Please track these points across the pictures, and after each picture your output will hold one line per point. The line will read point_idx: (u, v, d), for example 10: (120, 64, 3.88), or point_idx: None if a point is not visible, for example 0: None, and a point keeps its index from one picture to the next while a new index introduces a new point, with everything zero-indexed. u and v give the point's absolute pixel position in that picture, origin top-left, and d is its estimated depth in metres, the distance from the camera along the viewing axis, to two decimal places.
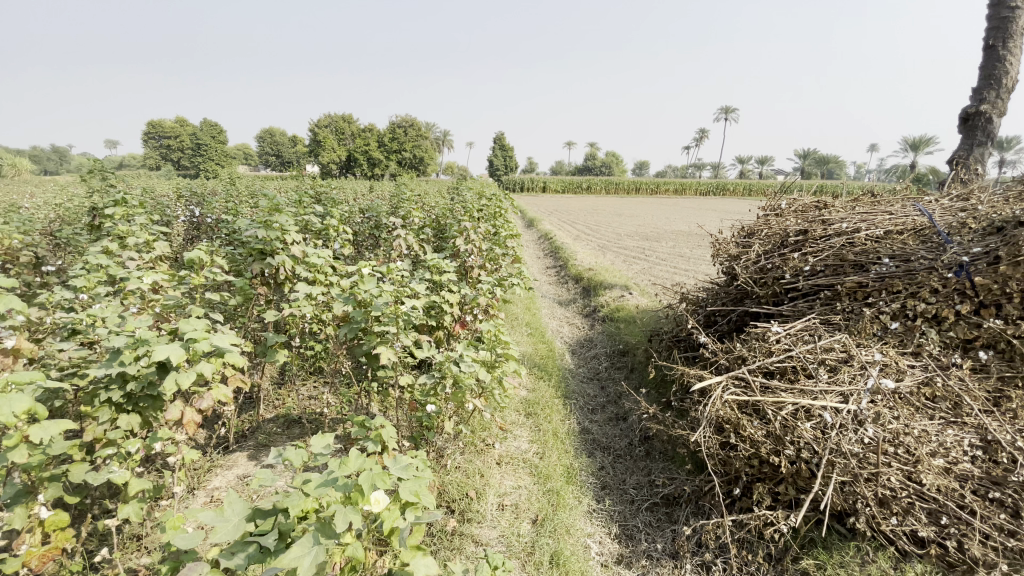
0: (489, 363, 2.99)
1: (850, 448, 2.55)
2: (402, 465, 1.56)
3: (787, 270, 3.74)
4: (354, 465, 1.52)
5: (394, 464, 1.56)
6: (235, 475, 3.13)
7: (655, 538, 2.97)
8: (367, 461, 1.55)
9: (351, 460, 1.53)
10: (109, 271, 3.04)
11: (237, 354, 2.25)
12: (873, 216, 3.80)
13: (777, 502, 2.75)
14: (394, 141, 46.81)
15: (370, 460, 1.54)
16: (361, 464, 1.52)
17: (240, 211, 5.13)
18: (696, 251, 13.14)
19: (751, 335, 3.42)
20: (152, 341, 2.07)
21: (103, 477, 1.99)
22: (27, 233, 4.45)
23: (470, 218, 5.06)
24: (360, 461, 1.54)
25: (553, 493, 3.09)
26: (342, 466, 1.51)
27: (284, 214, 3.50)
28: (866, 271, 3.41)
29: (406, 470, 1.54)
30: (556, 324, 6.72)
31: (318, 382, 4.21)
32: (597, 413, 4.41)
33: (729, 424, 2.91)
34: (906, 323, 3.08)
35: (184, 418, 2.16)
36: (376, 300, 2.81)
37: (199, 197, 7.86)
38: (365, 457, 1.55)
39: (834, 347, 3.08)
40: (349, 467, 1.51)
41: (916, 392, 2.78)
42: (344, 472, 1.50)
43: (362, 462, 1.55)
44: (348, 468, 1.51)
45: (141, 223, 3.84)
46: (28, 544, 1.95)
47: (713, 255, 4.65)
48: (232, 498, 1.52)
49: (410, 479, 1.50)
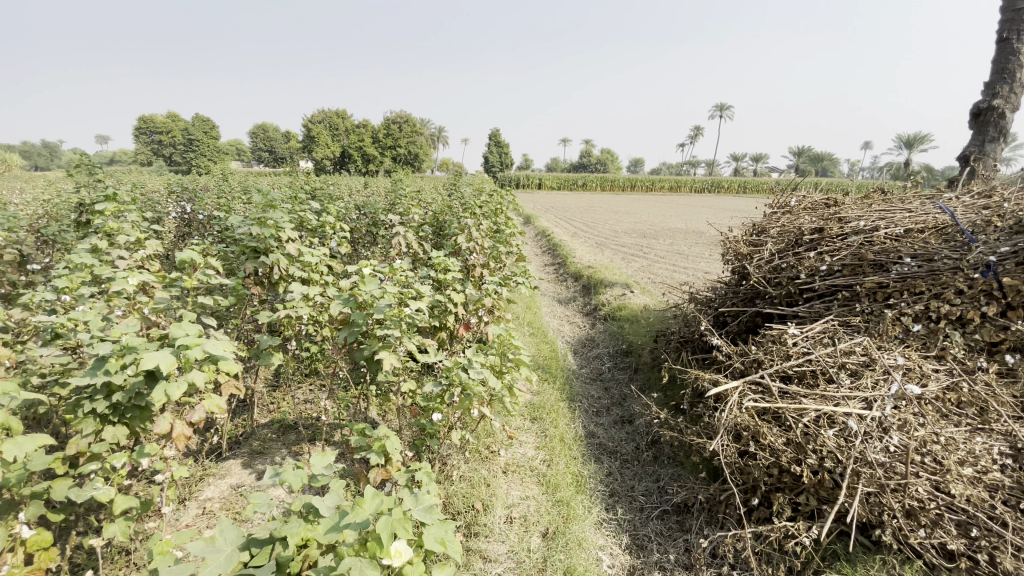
0: (498, 369, 2.85)
1: (876, 457, 2.42)
2: (425, 506, 1.40)
3: (802, 270, 3.62)
4: (370, 507, 1.33)
5: (415, 505, 1.40)
6: (228, 485, 2.97)
7: (667, 548, 2.85)
8: (383, 501, 1.36)
9: (366, 502, 1.33)
10: (95, 270, 2.86)
11: (232, 362, 2.05)
12: (892, 214, 3.69)
13: (797, 513, 2.64)
14: (389, 137, 46.48)
15: (387, 500, 1.36)
16: (379, 507, 1.33)
17: (234, 208, 4.96)
18: (696, 248, 13.02)
19: (767, 337, 3.31)
20: (140, 348, 1.91)
21: (87, 494, 1.81)
22: (11, 229, 4.26)
23: (471, 215, 4.92)
24: (376, 503, 1.34)
25: (563, 504, 2.96)
26: (357, 510, 1.31)
27: (280, 210, 3.34)
28: (887, 271, 3.30)
29: (429, 513, 1.38)
30: (557, 323, 6.59)
31: (315, 386, 4.06)
32: (602, 416, 4.29)
33: (748, 431, 2.79)
34: (929, 325, 2.97)
35: (174, 432, 1.96)
36: (377, 301, 2.66)
37: (191, 192, 7.69)
38: (382, 497, 1.36)
39: (855, 351, 2.96)
40: (365, 510, 1.31)
41: (941, 398, 2.66)
42: (359, 515, 1.30)
43: (378, 503, 1.35)
44: (363, 510, 1.32)
45: (130, 220, 3.67)
46: (11, 565, 1.69)
47: (722, 254, 4.53)
48: (222, 526, 1.38)
49: (434, 525, 1.36)
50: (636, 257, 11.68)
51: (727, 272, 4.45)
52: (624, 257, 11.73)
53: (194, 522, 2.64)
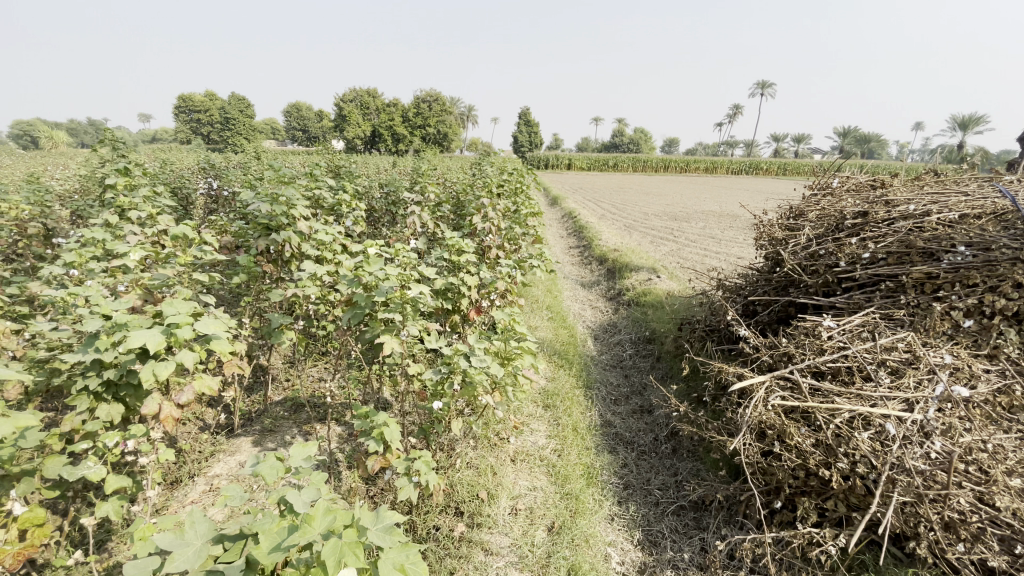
0: (505, 356, 2.72)
1: (915, 465, 2.20)
2: (384, 526, 1.31)
3: (841, 257, 3.34)
4: (320, 524, 1.22)
5: (374, 524, 1.31)
6: (236, 463, 2.97)
7: (682, 547, 2.72)
8: (337, 518, 1.25)
9: (316, 518, 1.23)
10: (104, 245, 2.85)
11: (225, 342, 2.02)
12: (945, 198, 3.35)
13: (823, 518, 2.46)
14: (418, 116, 46.22)
15: (341, 517, 1.25)
16: (330, 524, 1.22)
17: (253, 184, 4.93)
18: (730, 233, 12.47)
19: (799, 330, 3.06)
20: (130, 325, 1.85)
21: (77, 474, 1.79)
22: (39, 204, 4.35)
23: (491, 194, 4.76)
24: (328, 519, 1.24)
25: (572, 498, 2.84)
26: (305, 528, 1.20)
27: (293, 186, 3.25)
28: (937, 261, 2.98)
29: (388, 536, 1.28)
30: (578, 308, 6.42)
31: (327, 364, 4.02)
32: (620, 405, 4.14)
33: (774, 430, 2.59)
34: (981, 321, 2.69)
35: (162, 414, 1.95)
36: (381, 283, 2.55)
37: (218, 169, 7.79)
38: (335, 513, 1.26)
39: (897, 347, 2.71)
40: (314, 528, 1.21)
41: (992, 401, 2.40)
42: (306, 534, 1.19)
43: (331, 521, 1.24)
44: (312, 528, 1.21)
45: (145, 195, 3.66)
46: (3, 542, 1.67)
47: (755, 238, 4.25)
48: (193, 518, 1.32)
49: (392, 548, 1.26)
50: (665, 240, 11.32)
51: (759, 258, 4.18)
52: (652, 240, 11.37)
53: (200, 499, 2.66)
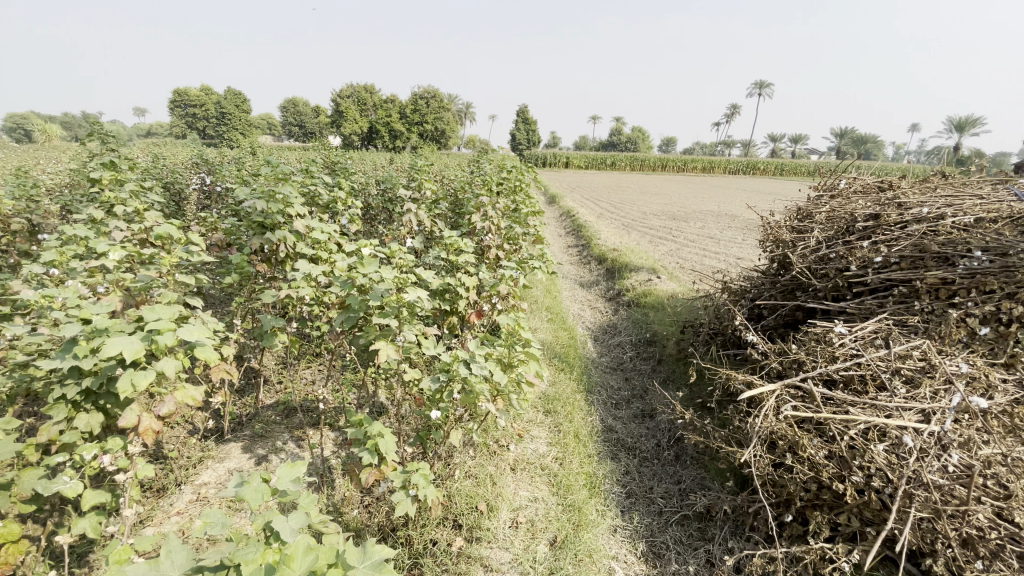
0: (506, 362, 2.61)
1: (933, 479, 2.10)
2: (371, 563, 1.20)
3: (852, 261, 3.24)
4: (300, 564, 1.11)
5: (360, 561, 1.20)
6: (225, 470, 2.85)
7: (687, 559, 2.62)
8: (320, 556, 1.15)
9: (297, 558, 1.12)
10: (87, 243, 2.71)
11: (210, 349, 1.89)
12: (960, 201, 3.26)
13: (835, 533, 2.36)
14: (415, 112, 45.98)
15: (325, 555, 1.15)
16: (312, 564, 1.12)
17: (246, 179, 4.79)
18: (728, 233, 12.45)
19: (809, 336, 2.96)
20: (109, 331, 1.74)
21: (52, 489, 1.68)
22: (24, 198, 4.19)
23: (490, 192, 4.63)
24: (310, 558, 1.13)
25: (573, 509, 2.74)
26: (284, 567, 1.09)
27: (289, 183, 3.12)
28: (953, 265, 2.89)
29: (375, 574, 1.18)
30: (577, 308, 6.32)
31: (321, 366, 3.90)
32: (621, 409, 4.05)
33: (784, 441, 2.49)
34: (999, 329, 2.60)
35: (141, 426, 1.83)
36: (377, 286, 2.43)
37: (211, 163, 7.61)
38: (317, 551, 1.15)
39: (911, 355, 2.61)
40: (295, 568, 1.10)
41: (1011, 412, 2.30)
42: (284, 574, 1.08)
43: (312, 559, 1.13)
44: (292, 568, 1.10)
45: (133, 191, 3.52)
46: None
47: (762, 240, 4.15)
48: (170, 548, 1.20)
49: None
50: (664, 240, 11.23)
51: (765, 260, 4.08)
52: (650, 240, 11.27)
53: (186, 509, 2.55)
